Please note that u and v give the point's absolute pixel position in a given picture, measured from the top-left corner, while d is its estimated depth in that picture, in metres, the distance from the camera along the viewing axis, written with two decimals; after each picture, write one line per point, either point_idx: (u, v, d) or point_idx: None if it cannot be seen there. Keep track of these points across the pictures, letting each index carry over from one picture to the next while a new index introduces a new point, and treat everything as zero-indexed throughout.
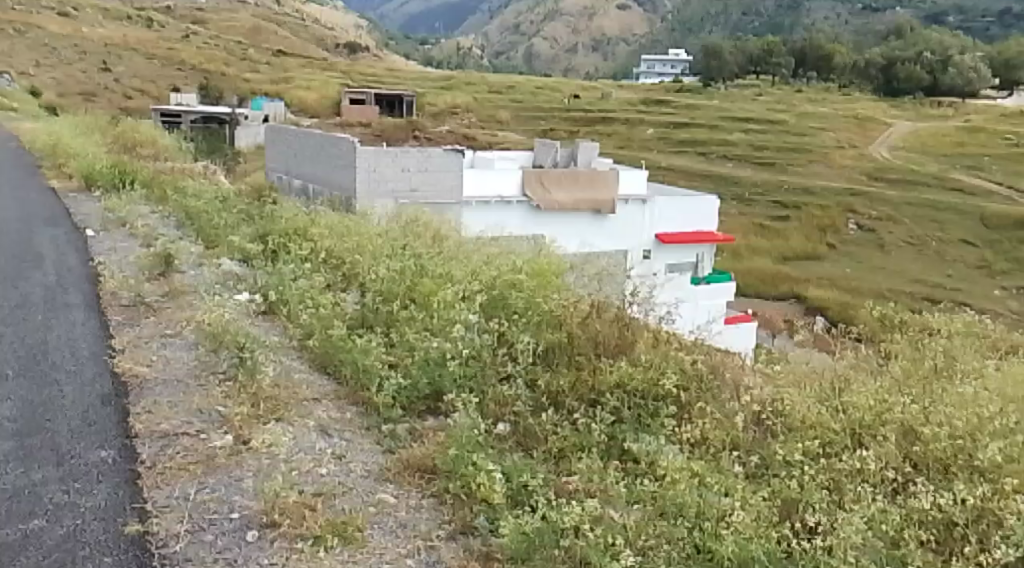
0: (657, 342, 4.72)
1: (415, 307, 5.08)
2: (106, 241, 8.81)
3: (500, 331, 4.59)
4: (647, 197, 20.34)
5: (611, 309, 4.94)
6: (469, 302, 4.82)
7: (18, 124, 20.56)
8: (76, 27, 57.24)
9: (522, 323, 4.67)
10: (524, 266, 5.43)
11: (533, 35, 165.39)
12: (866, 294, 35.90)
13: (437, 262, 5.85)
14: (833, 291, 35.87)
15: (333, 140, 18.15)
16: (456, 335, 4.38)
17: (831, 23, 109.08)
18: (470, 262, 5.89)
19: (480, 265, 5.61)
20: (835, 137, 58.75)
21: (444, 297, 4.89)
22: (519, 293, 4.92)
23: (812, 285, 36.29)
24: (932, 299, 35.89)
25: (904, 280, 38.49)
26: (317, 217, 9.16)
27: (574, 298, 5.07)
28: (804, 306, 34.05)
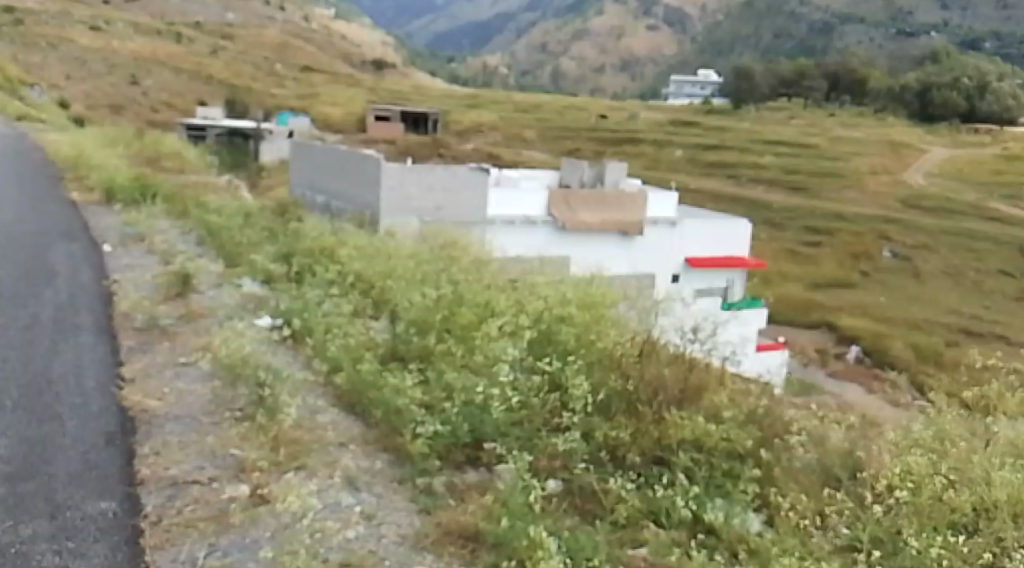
0: (724, 388, 4.28)
1: (453, 341, 4.63)
2: (121, 257, 8.48)
3: (550, 372, 4.12)
4: (675, 220, 19.97)
5: (669, 351, 4.48)
6: (518, 337, 4.37)
7: (44, 136, 20.45)
8: (105, 41, 57.72)
9: (574, 362, 4.21)
10: (574, 296, 4.98)
11: (560, 55, 165.99)
12: (901, 324, 35.32)
13: (481, 291, 5.44)
14: (866, 320, 35.30)
15: (358, 156, 17.96)
16: (501, 379, 3.93)
17: (864, 47, 108.81)
18: (516, 290, 5.46)
19: (526, 294, 5.18)
20: (869, 162, 58.19)
21: (489, 328, 4.47)
22: (570, 327, 4.49)
23: (845, 313, 35.75)
24: (969, 332, 35.30)
25: (939, 310, 37.86)
26: (344, 236, 8.81)
27: (633, 336, 4.63)
28: (836, 335, 33.46)
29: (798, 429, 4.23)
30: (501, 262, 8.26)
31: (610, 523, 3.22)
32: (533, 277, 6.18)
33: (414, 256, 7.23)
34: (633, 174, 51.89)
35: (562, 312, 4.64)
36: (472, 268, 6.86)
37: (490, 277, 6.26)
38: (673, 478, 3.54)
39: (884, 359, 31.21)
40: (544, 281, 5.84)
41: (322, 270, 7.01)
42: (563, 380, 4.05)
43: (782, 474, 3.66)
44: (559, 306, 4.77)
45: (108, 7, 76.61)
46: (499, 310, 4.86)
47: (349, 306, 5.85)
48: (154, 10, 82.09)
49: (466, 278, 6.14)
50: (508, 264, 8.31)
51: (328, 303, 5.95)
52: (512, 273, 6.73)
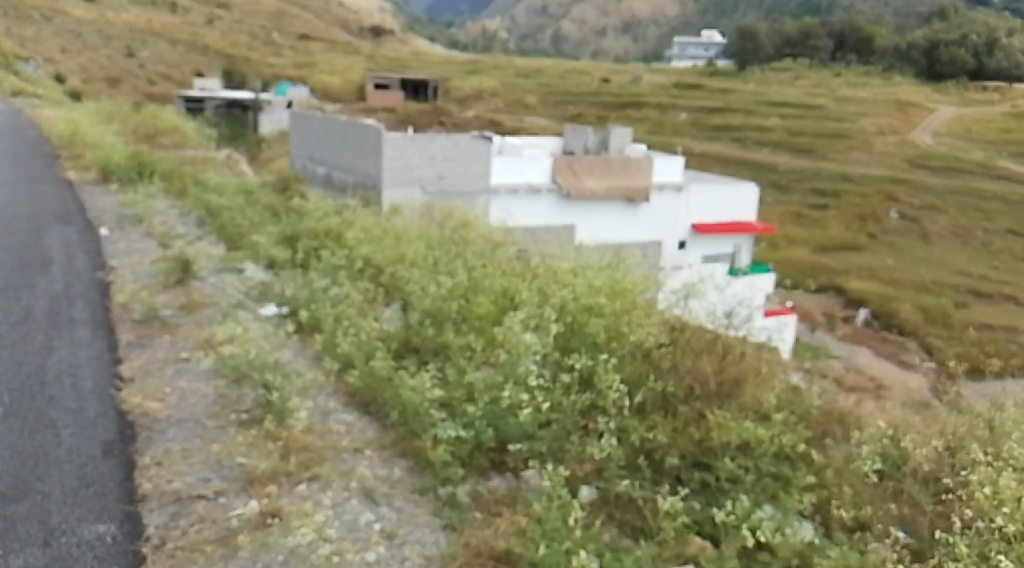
0: (765, 382, 4.03)
1: (471, 334, 4.36)
2: (120, 241, 8.19)
3: (580, 369, 3.85)
4: (682, 186, 19.63)
5: (703, 347, 4.21)
6: (543, 329, 4.11)
7: (40, 112, 20.07)
8: (101, 13, 56.88)
9: (604, 358, 3.94)
10: (602, 283, 4.72)
11: (560, 19, 163.87)
12: (908, 286, 34.99)
13: (504, 277, 5.19)
14: (874, 283, 34.96)
15: (358, 127, 17.54)
16: (529, 379, 3.65)
17: (869, 5, 107.14)
18: (539, 276, 5.22)
19: (551, 281, 4.92)
20: (875, 122, 57.42)
21: (513, 321, 4.21)
22: (600, 316, 4.23)
23: (852, 276, 35.41)
24: (977, 292, 34.95)
25: (946, 271, 37.50)
26: (351, 216, 8.54)
27: (666, 328, 4.39)
28: (843, 298, 33.11)
29: (843, 426, 3.98)
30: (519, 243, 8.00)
31: (655, 538, 2.94)
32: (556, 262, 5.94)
33: (426, 239, 6.96)
34: (638, 139, 51.26)
35: (588, 300, 4.38)
36: (490, 251, 6.60)
37: (511, 262, 6.00)
38: (717, 484, 3.27)
39: (892, 322, 30.86)
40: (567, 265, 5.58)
41: (330, 253, 6.74)
42: (593, 377, 3.79)
43: (835, 475, 3.40)
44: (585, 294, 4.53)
45: None
46: (523, 298, 4.63)
47: (360, 294, 5.57)
48: None
49: (484, 262, 5.88)
50: (525, 244, 8.06)
51: (340, 289, 5.70)
52: (532, 256, 6.48)
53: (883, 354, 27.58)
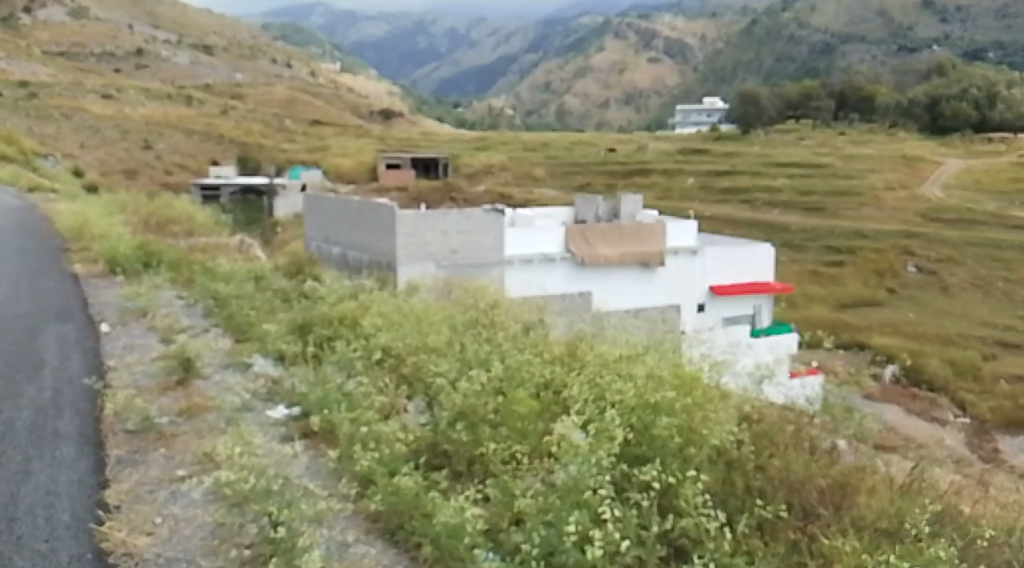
0: (872, 491, 3.40)
1: (514, 439, 3.73)
2: (119, 336, 7.64)
3: (658, 481, 3.23)
4: (696, 248, 20.12)
5: (794, 454, 3.66)
6: (602, 434, 3.50)
7: (53, 206, 19.90)
8: (117, 108, 57.91)
9: (681, 464, 3.34)
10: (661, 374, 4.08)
11: (563, 93, 166.38)
12: (933, 341, 34.16)
13: (545, 366, 4.64)
14: (898, 339, 34.19)
15: (368, 206, 17.77)
16: (598, 503, 3.01)
17: (868, 65, 108.29)
18: (585, 365, 4.68)
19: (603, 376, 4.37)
20: (885, 178, 57.11)
21: (565, 427, 3.61)
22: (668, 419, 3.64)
23: (875, 332, 34.73)
24: (1005, 344, 34.06)
25: (971, 323, 36.61)
26: (366, 299, 8.01)
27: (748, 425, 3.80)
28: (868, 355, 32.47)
29: (976, 538, 3.38)
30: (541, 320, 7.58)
31: None
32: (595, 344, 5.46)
33: (447, 320, 6.47)
34: (650, 205, 51.04)
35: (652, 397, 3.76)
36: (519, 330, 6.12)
37: (548, 342, 5.51)
38: None
39: (921, 378, 29.33)
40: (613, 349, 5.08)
41: (347, 342, 6.19)
42: (675, 490, 3.20)
43: None
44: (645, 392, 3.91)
45: (119, 74, 76.84)
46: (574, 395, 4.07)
47: (378, 388, 4.99)
48: (165, 74, 82.28)
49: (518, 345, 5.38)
50: (549, 322, 7.63)
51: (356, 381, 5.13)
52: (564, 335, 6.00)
53: (915, 411, 25.69)
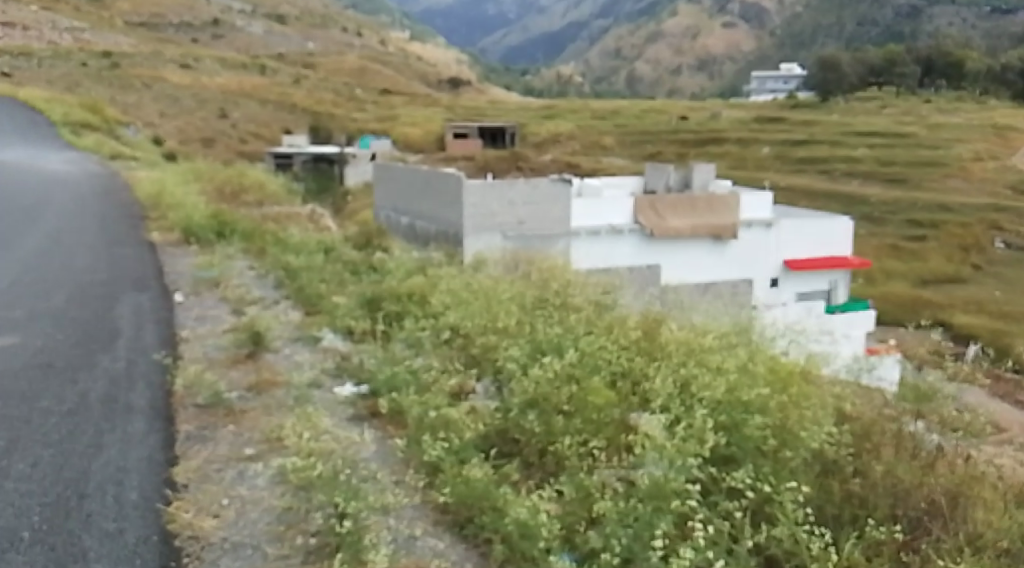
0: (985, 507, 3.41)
1: (590, 437, 3.62)
2: (192, 307, 7.68)
3: (748, 490, 3.15)
4: (771, 221, 19.89)
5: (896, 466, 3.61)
6: (690, 434, 3.43)
7: (133, 174, 20.31)
8: (195, 78, 58.96)
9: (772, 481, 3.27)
10: (753, 373, 4.17)
11: (635, 60, 163.53)
12: (1019, 319, 32.88)
13: (621, 355, 4.55)
14: (981, 317, 32.80)
15: (438, 175, 17.87)
16: (684, 513, 2.89)
17: (956, 29, 103.58)
18: (662, 356, 4.58)
19: (683, 368, 4.28)
20: (972, 148, 54.66)
21: (649, 425, 3.56)
22: (759, 421, 3.63)
23: (957, 310, 33.67)
24: None
25: None
26: (435, 274, 7.94)
27: (840, 426, 3.79)
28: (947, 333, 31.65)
29: None
30: (609, 297, 7.40)
31: None
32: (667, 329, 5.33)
33: (515, 297, 6.37)
34: (722, 176, 49.87)
35: (744, 396, 3.82)
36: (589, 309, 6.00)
37: (620, 324, 5.40)
38: None
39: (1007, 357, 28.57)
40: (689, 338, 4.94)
41: (415, 319, 6.09)
42: (770, 497, 3.16)
43: None
44: (734, 389, 3.92)
45: (197, 44, 78.23)
46: (655, 389, 4.03)
47: (445, 369, 4.89)
48: (240, 43, 83.40)
49: (589, 326, 5.27)
50: (615, 298, 7.45)
51: (424, 361, 5.06)
52: (636, 317, 5.89)
53: (999, 394, 25.10)
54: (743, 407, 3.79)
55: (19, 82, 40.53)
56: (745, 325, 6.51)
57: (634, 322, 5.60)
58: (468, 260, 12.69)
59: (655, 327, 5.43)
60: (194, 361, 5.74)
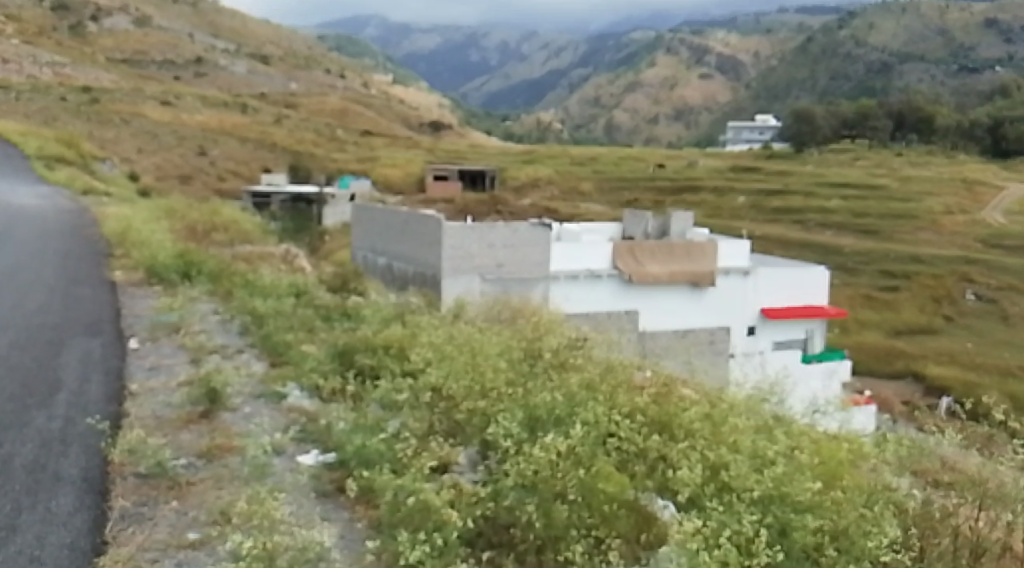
0: None
1: (604, 535, 3.19)
2: (147, 355, 7.04)
3: None
4: (749, 269, 19.61)
5: None
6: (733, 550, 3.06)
7: (102, 209, 19.65)
8: (174, 115, 58.37)
9: None
10: (788, 464, 3.87)
11: (614, 108, 165.15)
12: (991, 371, 33.23)
13: (635, 430, 4.21)
14: (953, 368, 33.41)
15: (418, 217, 17.51)
16: None
17: (926, 86, 105.75)
18: (680, 435, 4.27)
19: (706, 451, 3.98)
20: (943, 202, 55.13)
21: (683, 529, 3.18)
22: (814, 525, 3.38)
23: (931, 361, 33.92)
24: None
25: None
26: (411, 323, 7.41)
27: (892, 525, 3.59)
28: (922, 385, 32.22)
29: None
30: (594, 348, 7.01)
31: None
32: (671, 395, 5.01)
33: (501, 347, 5.95)
34: (700, 224, 49.85)
35: (792, 492, 3.57)
36: (584, 363, 5.66)
37: (625, 387, 5.06)
38: None
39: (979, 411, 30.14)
40: (703, 411, 4.64)
41: (390, 376, 5.54)
42: None
43: None
44: (778, 484, 3.65)
45: (178, 81, 77.82)
46: (679, 475, 3.71)
47: (427, 438, 4.41)
48: (222, 82, 83.01)
49: (590, 384, 4.92)
50: (599, 350, 7.09)
51: (408, 423, 4.58)
52: (634, 377, 5.55)
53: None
54: (789, 504, 3.55)
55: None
56: (739, 391, 6.13)
57: (636, 385, 5.27)
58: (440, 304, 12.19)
59: (660, 393, 5.08)
60: (142, 420, 5.17)
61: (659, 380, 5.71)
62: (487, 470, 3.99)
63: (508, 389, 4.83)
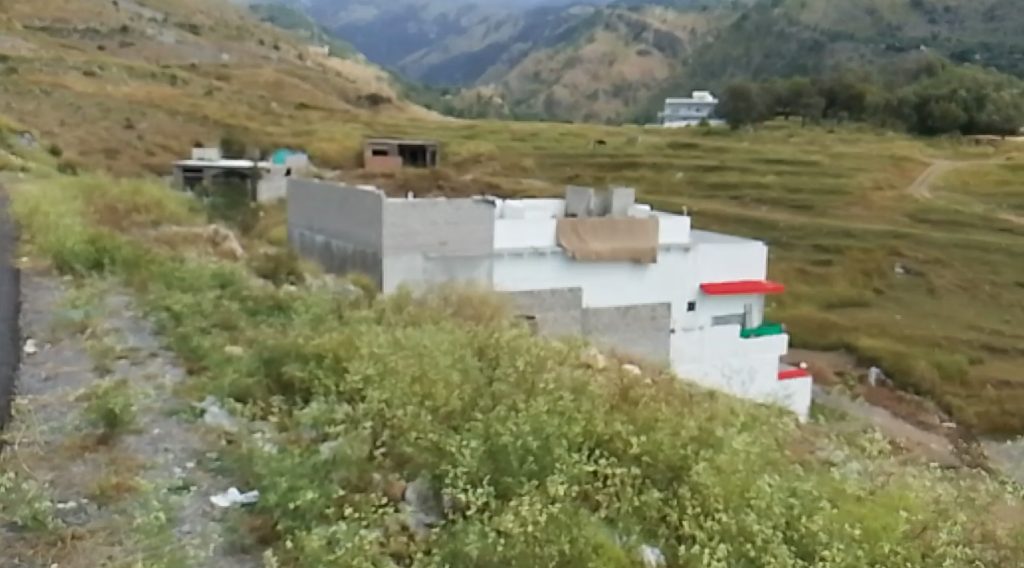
0: None
1: None
2: (45, 361, 6.21)
3: None
4: (689, 245, 19.21)
5: None
6: None
7: (15, 186, 18.27)
8: (99, 86, 55.63)
9: None
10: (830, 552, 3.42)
11: (553, 83, 164.11)
12: (919, 343, 34.04)
13: (632, 490, 3.79)
14: (885, 341, 34.01)
15: (357, 193, 16.88)
16: None
17: (857, 63, 107.37)
18: (689, 494, 3.81)
19: (722, 518, 3.57)
20: (873, 177, 55.93)
21: None
22: None
23: (862, 333, 34.50)
24: (991, 348, 34.26)
25: (956, 326, 36.33)
26: (342, 325, 6.71)
27: None
28: (854, 356, 32.67)
29: None
30: (554, 351, 6.50)
31: None
32: (661, 420, 4.57)
33: (462, 355, 5.37)
34: (640, 200, 49.68)
35: None
36: (557, 375, 5.14)
37: (611, 414, 4.58)
38: None
39: (907, 381, 30.84)
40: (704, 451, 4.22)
41: (325, 397, 4.78)
42: None
43: None
44: None
45: (103, 52, 74.35)
46: (698, 551, 3.32)
47: (382, 487, 3.76)
48: (150, 53, 79.66)
49: (571, 409, 4.45)
50: (561, 352, 6.59)
51: (343, 451, 3.97)
52: (612, 394, 5.06)
53: (902, 415, 28.16)
54: None
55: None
56: (721, 418, 5.61)
57: (618, 405, 4.81)
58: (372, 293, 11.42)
59: (645, 421, 4.59)
60: (27, 447, 4.38)
61: (637, 396, 5.25)
62: (449, 518, 3.49)
63: (476, 423, 4.20)
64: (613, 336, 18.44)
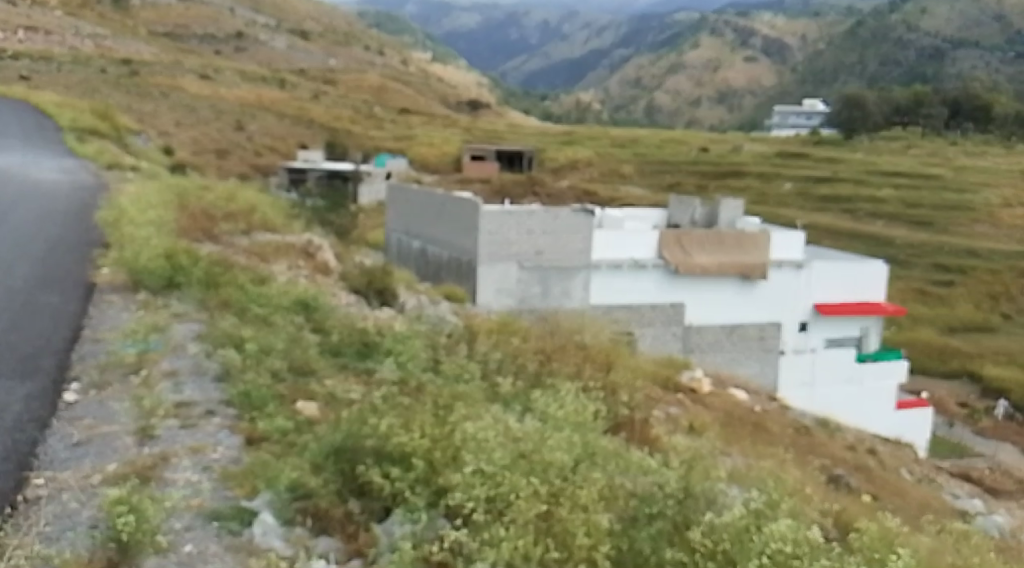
0: None
1: None
2: (83, 415, 5.11)
3: None
4: (803, 262, 17.43)
5: None
6: None
7: (116, 185, 17.74)
8: (212, 89, 56.59)
9: None
10: None
11: (655, 90, 160.76)
12: None
13: None
14: (1014, 371, 30.92)
15: (455, 200, 15.79)
16: None
17: (982, 72, 100.93)
18: None
19: None
20: (1001, 194, 51.77)
21: None
22: None
23: (988, 361, 31.54)
24: None
25: None
26: (430, 388, 5.43)
27: None
28: (979, 387, 29.76)
29: None
30: (713, 468, 4.92)
31: None
32: None
33: (614, 480, 3.93)
34: (748, 211, 47.20)
35: None
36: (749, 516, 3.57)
37: None
38: None
39: None
40: None
41: (413, 533, 3.38)
42: None
43: None
44: None
45: (220, 56, 76.17)
46: None
47: None
48: (263, 57, 81.26)
49: None
50: (734, 475, 5.05)
51: None
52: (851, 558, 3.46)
53: None
54: None
55: (32, 85, 37.85)
56: None
57: None
58: (467, 321, 10.31)
59: None
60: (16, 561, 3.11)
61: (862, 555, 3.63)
62: None
63: None
64: (717, 358, 16.95)
